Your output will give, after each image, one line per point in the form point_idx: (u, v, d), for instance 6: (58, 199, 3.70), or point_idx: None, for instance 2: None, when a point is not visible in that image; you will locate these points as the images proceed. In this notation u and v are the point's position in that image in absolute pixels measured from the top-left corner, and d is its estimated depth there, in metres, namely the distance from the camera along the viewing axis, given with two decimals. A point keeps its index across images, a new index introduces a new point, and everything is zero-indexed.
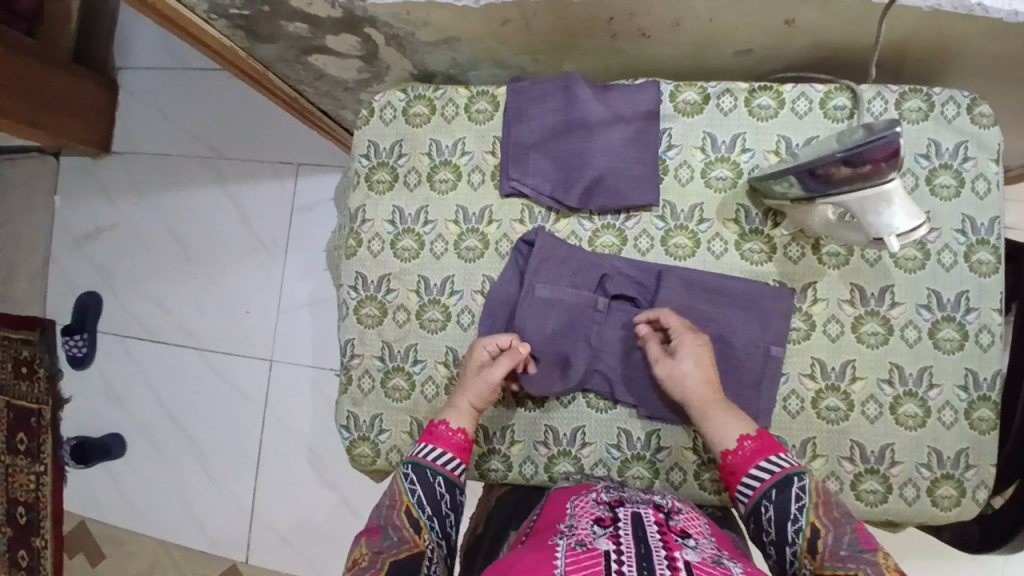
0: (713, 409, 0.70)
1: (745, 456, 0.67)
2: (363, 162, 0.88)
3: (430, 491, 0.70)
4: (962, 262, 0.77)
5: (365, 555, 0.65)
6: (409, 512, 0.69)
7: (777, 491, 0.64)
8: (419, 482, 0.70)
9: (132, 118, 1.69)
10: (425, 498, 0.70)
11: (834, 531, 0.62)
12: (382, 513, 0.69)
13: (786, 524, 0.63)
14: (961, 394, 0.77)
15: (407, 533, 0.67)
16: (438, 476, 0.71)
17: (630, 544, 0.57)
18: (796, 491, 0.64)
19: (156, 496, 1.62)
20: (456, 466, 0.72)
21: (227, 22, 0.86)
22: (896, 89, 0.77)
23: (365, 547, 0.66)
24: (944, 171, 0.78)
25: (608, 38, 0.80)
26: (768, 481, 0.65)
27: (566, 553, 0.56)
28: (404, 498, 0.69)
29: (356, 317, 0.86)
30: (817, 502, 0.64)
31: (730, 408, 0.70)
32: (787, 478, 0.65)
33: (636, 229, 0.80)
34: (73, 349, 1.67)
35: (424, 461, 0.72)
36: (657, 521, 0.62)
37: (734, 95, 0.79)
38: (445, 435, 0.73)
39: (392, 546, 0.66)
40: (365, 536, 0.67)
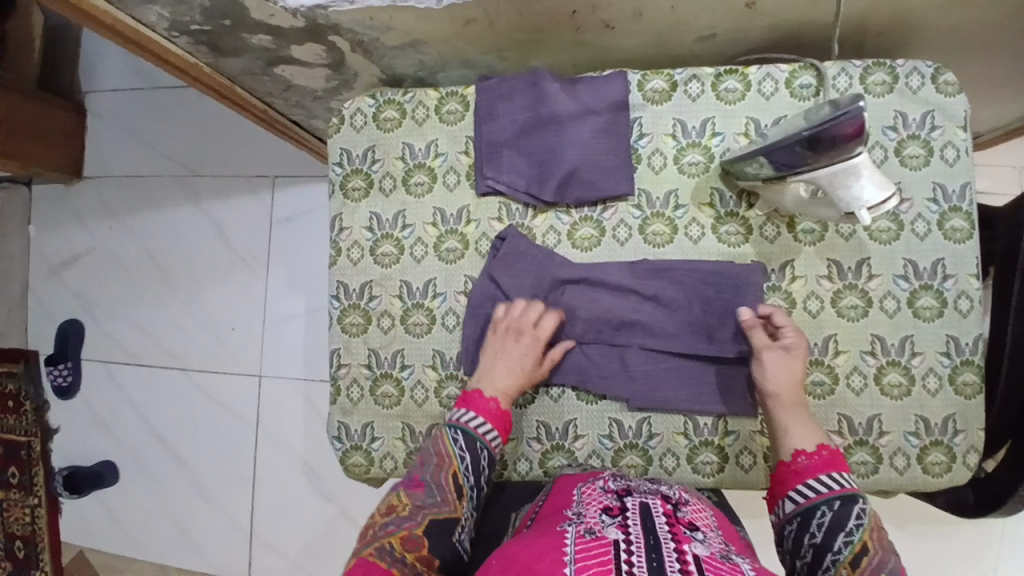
0: (787, 417, 0.72)
1: (799, 471, 0.68)
2: (337, 170, 0.87)
3: (476, 459, 0.73)
4: (935, 230, 0.78)
5: (406, 505, 0.68)
6: (454, 477, 0.71)
7: (840, 503, 0.64)
8: (467, 449, 0.73)
9: (102, 142, 1.67)
10: (470, 466, 0.72)
11: (881, 555, 0.62)
12: (429, 469, 0.71)
13: (836, 533, 0.63)
14: (944, 360, 0.78)
15: (448, 495, 0.69)
16: (485, 448, 0.74)
17: (638, 534, 0.57)
18: (858, 510, 0.64)
19: (155, 521, 1.61)
20: (491, 433, 0.75)
21: (189, 38, 0.85)
22: (859, 64, 0.79)
23: (406, 498, 0.69)
24: (913, 142, 0.79)
25: (573, 32, 0.80)
26: (832, 493, 0.65)
27: (576, 541, 0.57)
28: (452, 462, 0.71)
29: (341, 326, 0.86)
30: (874, 526, 0.63)
31: (803, 415, 0.72)
32: (852, 496, 0.65)
33: (613, 220, 0.80)
34: (59, 379, 1.65)
35: (473, 432, 0.74)
36: (665, 512, 0.63)
37: (701, 81, 0.79)
38: (488, 408, 0.75)
39: (433, 505, 0.68)
40: (408, 487, 0.70)
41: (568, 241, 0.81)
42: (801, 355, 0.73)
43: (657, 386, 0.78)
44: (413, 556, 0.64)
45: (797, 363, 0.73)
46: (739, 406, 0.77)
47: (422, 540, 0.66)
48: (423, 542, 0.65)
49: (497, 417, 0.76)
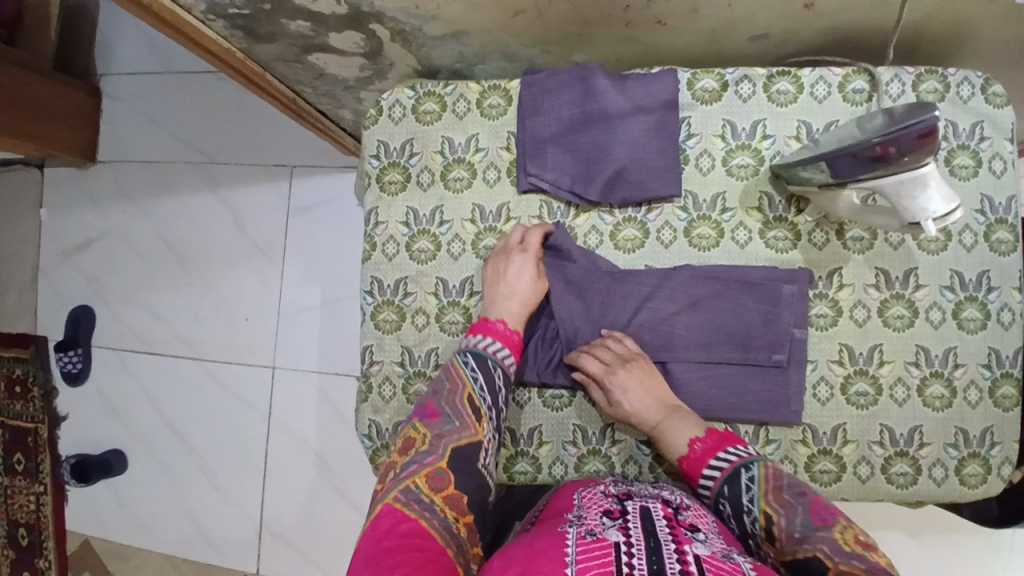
0: (664, 426, 0.72)
1: (698, 458, 0.69)
2: (373, 163, 0.85)
3: (490, 379, 0.72)
4: (982, 242, 0.77)
5: (425, 436, 0.68)
6: (471, 399, 0.70)
7: (728, 487, 0.66)
8: (480, 370, 0.72)
9: (118, 125, 1.64)
10: (485, 386, 0.71)
11: (786, 516, 0.62)
12: (443, 397, 0.70)
13: (743, 517, 0.64)
14: (984, 372, 0.77)
15: (467, 420, 0.69)
16: (497, 367, 0.73)
17: (639, 537, 0.56)
18: (746, 482, 0.65)
19: (163, 511, 1.59)
20: (507, 356, 0.75)
21: (225, 21, 0.83)
22: (913, 70, 0.77)
23: (424, 429, 0.68)
24: (962, 152, 0.77)
25: (622, 27, 0.78)
26: (720, 480, 0.67)
27: (577, 543, 0.56)
28: (465, 386, 0.71)
29: (373, 323, 0.84)
30: (766, 489, 0.64)
31: (681, 412, 0.73)
32: (735, 471, 0.66)
33: (658, 221, 0.78)
34: (68, 366, 1.62)
35: (483, 351, 0.74)
36: (666, 515, 0.61)
37: (753, 81, 0.77)
38: (500, 331, 0.76)
39: (452, 432, 0.68)
40: (425, 419, 0.69)
41: (610, 242, 0.79)
42: (638, 366, 0.75)
43: (700, 392, 0.76)
44: (441, 499, 0.63)
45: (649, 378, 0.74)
46: (781, 415, 0.76)
47: (447, 476, 0.65)
48: (448, 479, 0.65)
49: (509, 338, 0.76)
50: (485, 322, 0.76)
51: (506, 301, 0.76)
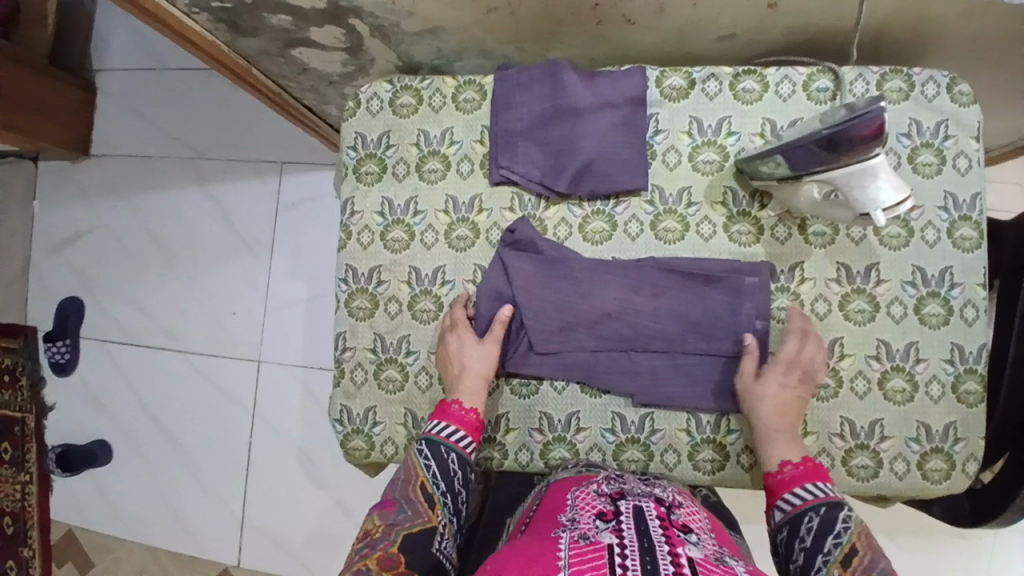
0: (766, 436, 0.73)
1: (785, 480, 0.69)
2: (350, 154, 0.87)
3: (444, 467, 0.72)
4: (945, 238, 0.79)
5: (379, 525, 0.68)
6: (424, 487, 0.71)
7: (827, 508, 0.65)
8: (432, 458, 0.72)
9: (111, 120, 1.67)
10: (439, 474, 0.72)
11: (871, 556, 0.62)
12: (398, 487, 0.71)
13: (824, 536, 0.63)
14: (947, 368, 0.79)
15: (420, 507, 0.69)
16: (451, 452, 0.73)
17: (633, 537, 0.57)
18: (845, 514, 0.64)
19: (146, 503, 1.60)
20: (468, 442, 0.75)
21: (208, 14, 0.85)
22: (877, 70, 0.79)
23: (379, 519, 0.69)
24: (926, 150, 0.79)
25: (593, 25, 0.81)
26: (817, 499, 0.66)
27: (570, 547, 0.57)
28: (418, 474, 0.71)
29: (347, 310, 0.85)
30: (860, 529, 0.64)
31: (791, 433, 0.73)
32: (836, 502, 0.66)
33: (625, 214, 0.80)
34: (56, 356, 1.64)
35: (437, 437, 0.74)
36: (659, 516, 0.63)
37: (719, 79, 0.79)
38: (457, 414, 0.75)
39: (405, 520, 0.68)
40: (380, 509, 0.70)
41: (579, 234, 0.81)
42: (798, 377, 0.74)
43: (665, 382, 0.78)
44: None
45: (788, 391, 0.73)
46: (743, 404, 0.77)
47: (397, 558, 0.65)
48: (398, 559, 0.65)
49: (469, 422, 0.75)
50: (446, 406, 0.76)
51: (467, 387, 0.76)
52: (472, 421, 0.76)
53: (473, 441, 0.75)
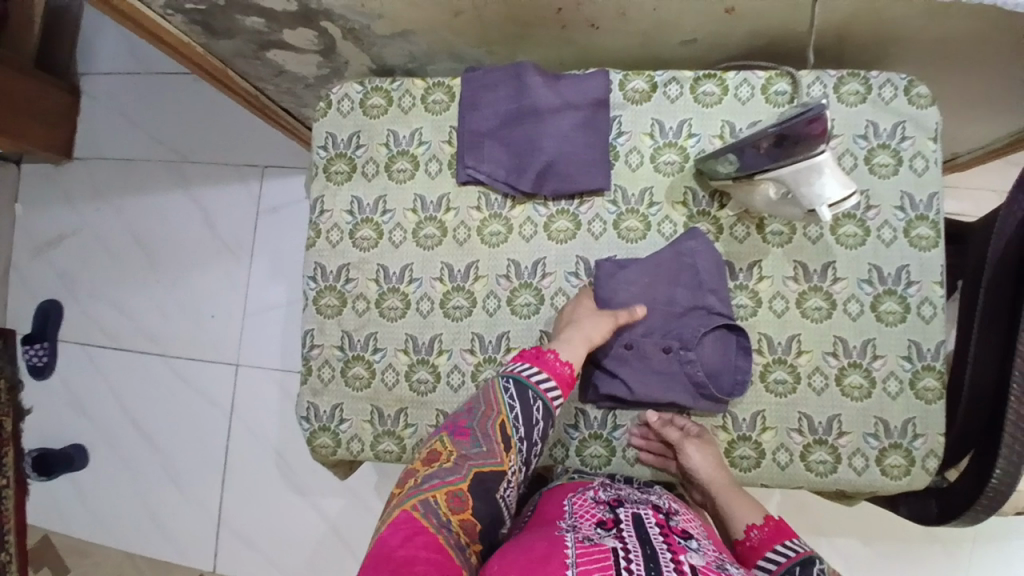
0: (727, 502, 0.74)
1: (754, 547, 0.70)
2: (320, 153, 0.88)
3: (527, 411, 0.70)
4: (901, 237, 0.81)
5: (451, 454, 0.67)
6: (503, 427, 0.69)
7: (800, 569, 0.65)
8: (518, 400, 0.70)
9: (95, 124, 1.68)
10: (520, 419, 0.69)
11: None
12: (476, 419, 0.69)
13: None
14: (905, 364, 0.80)
15: (496, 447, 0.68)
16: (538, 399, 0.71)
17: (635, 544, 0.58)
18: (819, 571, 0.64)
19: (123, 506, 1.59)
20: (556, 395, 0.72)
21: (183, 16, 0.87)
22: (833, 74, 0.81)
23: (452, 447, 0.68)
24: (882, 151, 0.81)
25: (559, 30, 0.83)
26: (793, 558, 0.66)
27: (576, 546, 0.58)
28: (500, 412, 0.69)
29: (315, 307, 0.86)
30: None
31: (741, 498, 0.74)
32: (809, 559, 0.65)
33: (589, 214, 0.82)
34: (35, 359, 1.63)
35: (527, 380, 0.71)
36: (658, 522, 0.65)
37: (680, 83, 0.82)
38: (552, 363, 0.73)
39: (478, 456, 0.67)
40: (453, 435, 0.69)
41: (544, 233, 0.83)
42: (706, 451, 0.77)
43: (642, 393, 0.78)
44: (459, 520, 0.62)
45: (713, 466, 0.76)
46: (708, 403, 0.79)
47: (466, 498, 0.64)
48: (467, 501, 0.64)
49: (563, 378, 0.73)
50: (544, 352, 0.74)
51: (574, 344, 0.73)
52: (566, 378, 0.73)
53: (560, 395, 0.73)
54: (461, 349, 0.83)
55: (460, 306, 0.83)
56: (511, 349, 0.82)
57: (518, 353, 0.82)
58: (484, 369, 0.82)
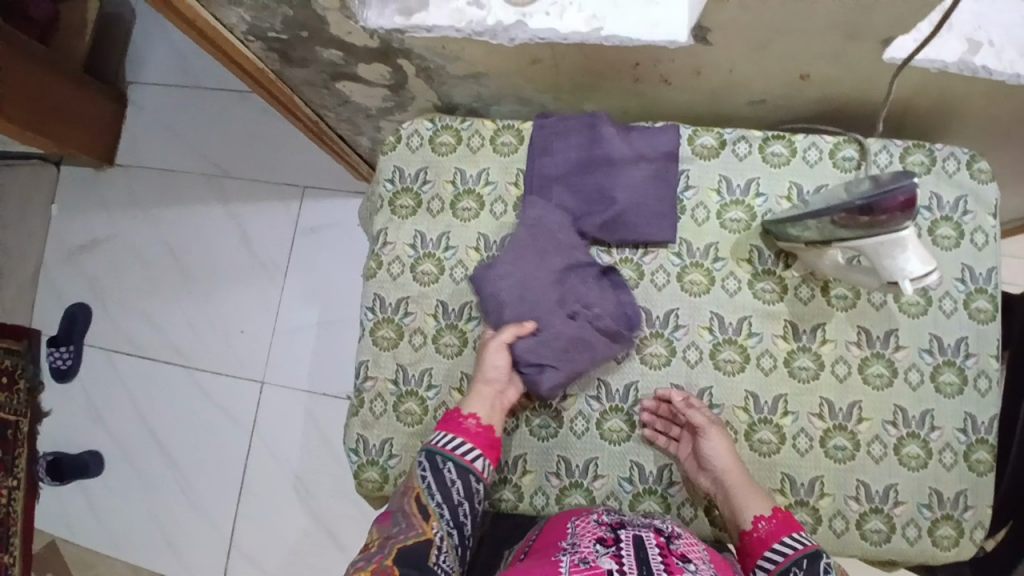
0: (738, 488, 0.74)
1: (762, 538, 0.71)
2: (387, 186, 0.89)
3: (439, 477, 0.72)
4: (961, 309, 0.81)
5: (377, 539, 0.69)
6: (420, 499, 0.71)
7: (808, 561, 0.67)
8: (428, 468, 0.72)
9: (139, 133, 1.70)
10: (434, 485, 0.71)
11: None
12: (396, 502, 0.72)
13: None
14: (960, 437, 0.79)
15: (414, 520, 0.69)
16: (447, 461, 0.73)
17: (632, 565, 0.59)
18: (824, 564, 0.66)
19: (134, 518, 1.56)
20: (472, 454, 0.74)
21: (262, 43, 0.88)
22: (900, 143, 0.82)
23: (378, 534, 0.70)
24: (945, 223, 0.82)
25: (631, 82, 0.84)
26: (799, 552, 0.68)
27: (570, 569, 0.60)
28: (414, 486, 0.72)
29: (371, 339, 0.86)
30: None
31: (752, 486, 0.74)
32: (815, 553, 0.68)
33: (653, 265, 0.82)
34: (59, 362, 1.63)
35: (438, 449, 0.74)
36: (658, 544, 0.64)
37: (749, 142, 0.83)
38: (464, 427, 0.75)
39: (400, 532, 0.68)
40: (378, 523, 0.71)
41: None
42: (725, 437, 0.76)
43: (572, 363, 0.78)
44: None
45: (725, 449, 0.76)
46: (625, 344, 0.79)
47: (391, 568, 0.64)
48: (390, 571, 0.64)
49: (480, 436, 0.75)
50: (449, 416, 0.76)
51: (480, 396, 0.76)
52: (477, 432, 0.75)
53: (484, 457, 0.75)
54: (516, 393, 0.82)
55: None
56: (567, 396, 0.82)
57: (574, 401, 0.81)
58: (538, 414, 0.82)
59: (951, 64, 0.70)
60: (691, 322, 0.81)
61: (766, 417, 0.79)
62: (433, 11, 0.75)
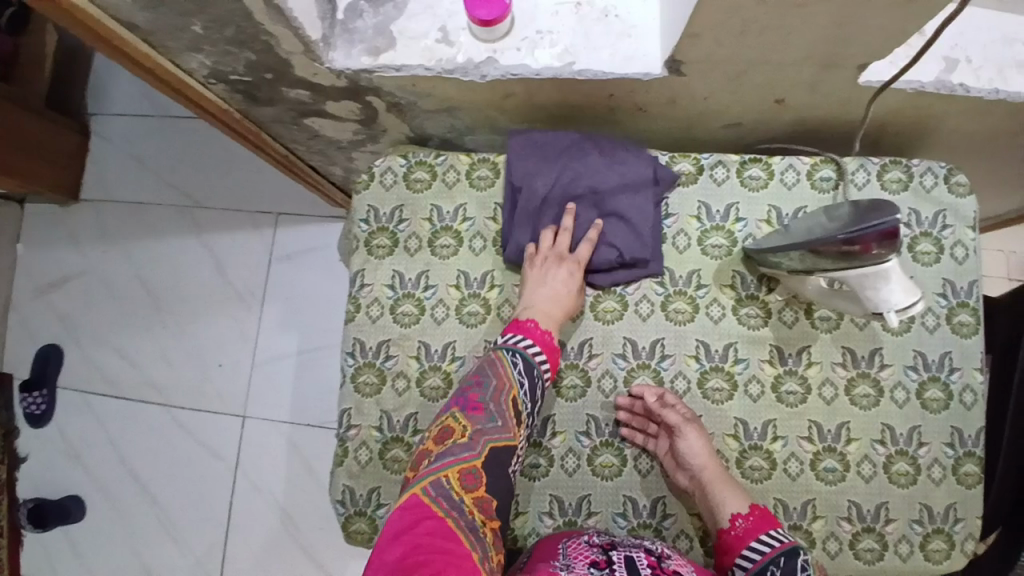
0: (715, 485, 0.73)
1: (739, 536, 0.70)
2: (362, 226, 0.87)
3: (533, 385, 0.73)
4: (944, 324, 0.81)
5: (465, 429, 0.69)
6: (514, 403, 0.72)
7: (785, 559, 0.67)
8: (525, 374, 0.73)
9: (105, 166, 1.65)
10: (529, 392, 0.73)
11: None
12: (488, 392, 0.71)
13: None
14: (948, 451, 0.80)
15: (509, 422, 0.71)
16: (540, 375, 0.74)
17: None
18: (802, 562, 0.67)
19: (118, 564, 1.52)
20: (544, 361, 0.75)
21: (226, 85, 0.85)
22: (876, 162, 0.83)
23: (465, 422, 0.70)
24: (925, 239, 0.82)
25: (606, 112, 0.83)
26: (777, 549, 0.68)
27: None
28: (509, 385, 0.72)
29: (354, 384, 0.84)
30: None
31: (730, 484, 0.74)
32: (793, 549, 0.67)
33: (637, 294, 0.82)
34: (33, 407, 1.58)
35: (528, 355, 0.74)
36: (650, 564, 0.67)
37: (726, 167, 0.82)
38: (534, 331, 0.75)
39: (493, 431, 0.70)
40: (466, 411, 0.70)
41: (590, 313, 0.82)
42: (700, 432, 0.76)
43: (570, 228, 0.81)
44: (471, 498, 0.65)
45: (703, 447, 0.76)
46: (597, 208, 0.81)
47: (479, 476, 0.67)
48: (479, 479, 0.67)
49: (545, 341, 0.76)
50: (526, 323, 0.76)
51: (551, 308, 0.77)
52: (549, 344, 0.76)
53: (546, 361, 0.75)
54: None
55: None
56: (556, 433, 0.81)
57: (564, 438, 0.81)
58: (528, 454, 0.81)
59: (930, 84, 0.71)
60: (677, 352, 0.81)
61: (757, 444, 0.79)
62: (403, 50, 0.75)
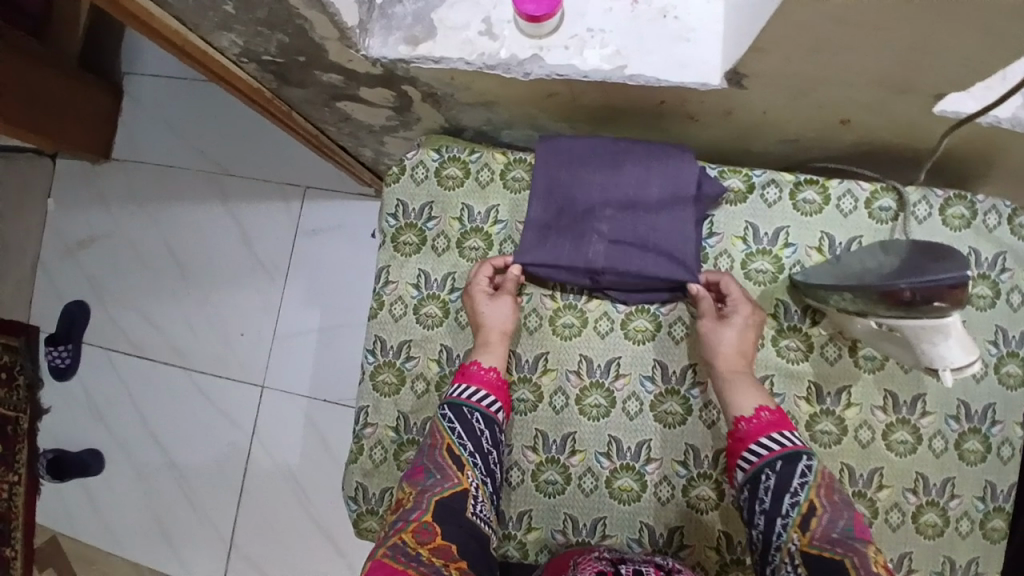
0: (728, 382, 0.72)
1: (741, 438, 0.70)
2: (389, 221, 0.84)
3: (469, 427, 0.73)
4: (991, 373, 0.76)
5: (411, 494, 0.70)
6: (451, 450, 0.72)
7: (782, 463, 0.67)
8: (456, 420, 0.73)
9: (135, 126, 1.64)
10: (464, 435, 0.73)
11: (830, 514, 0.64)
12: (426, 454, 0.73)
13: (782, 496, 0.65)
14: (978, 504, 0.76)
15: (449, 471, 0.71)
16: (474, 412, 0.74)
17: None
18: (802, 467, 0.66)
19: (133, 518, 1.56)
20: (494, 404, 0.75)
21: (257, 65, 0.82)
22: (940, 194, 0.76)
23: (411, 489, 0.70)
24: (981, 282, 0.76)
25: (654, 118, 0.78)
26: (776, 452, 0.67)
27: None
28: (444, 438, 0.73)
29: (372, 383, 0.82)
30: (820, 483, 0.66)
31: (745, 381, 0.71)
32: (795, 455, 0.67)
33: (671, 315, 0.78)
34: (58, 361, 1.61)
35: (460, 399, 0.74)
36: None
37: (779, 186, 0.77)
38: (478, 374, 0.75)
39: (435, 485, 0.70)
40: (409, 478, 0.72)
41: (620, 331, 0.79)
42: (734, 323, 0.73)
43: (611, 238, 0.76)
44: (428, 551, 0.64)
45: (737, 330, 0.73)
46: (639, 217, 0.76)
47: (433, 528, 0.66)
48: (434, 530, 0.66)
49: (493, 382, 0.75)
50: (469, 367, 0.76)
51: (493, 348, 0.76)
52: (495, 383, 0.76)
53: (496, 401, 0.75)
54: (523, 446, 0.79)
55: (524, 399, 0.79)
56: (575, 452, 0.78)
57: (583, 458, 0.78)
58: (545, 470, 0.78)
59: (1005, 120, 0.64)
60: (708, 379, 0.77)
61: None
62: (442, 41, 0.70)
